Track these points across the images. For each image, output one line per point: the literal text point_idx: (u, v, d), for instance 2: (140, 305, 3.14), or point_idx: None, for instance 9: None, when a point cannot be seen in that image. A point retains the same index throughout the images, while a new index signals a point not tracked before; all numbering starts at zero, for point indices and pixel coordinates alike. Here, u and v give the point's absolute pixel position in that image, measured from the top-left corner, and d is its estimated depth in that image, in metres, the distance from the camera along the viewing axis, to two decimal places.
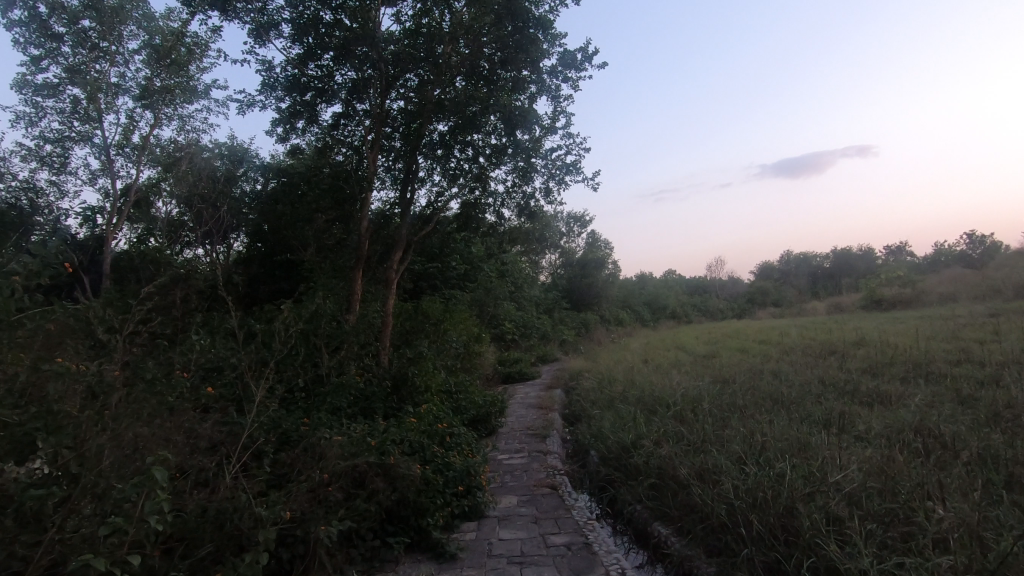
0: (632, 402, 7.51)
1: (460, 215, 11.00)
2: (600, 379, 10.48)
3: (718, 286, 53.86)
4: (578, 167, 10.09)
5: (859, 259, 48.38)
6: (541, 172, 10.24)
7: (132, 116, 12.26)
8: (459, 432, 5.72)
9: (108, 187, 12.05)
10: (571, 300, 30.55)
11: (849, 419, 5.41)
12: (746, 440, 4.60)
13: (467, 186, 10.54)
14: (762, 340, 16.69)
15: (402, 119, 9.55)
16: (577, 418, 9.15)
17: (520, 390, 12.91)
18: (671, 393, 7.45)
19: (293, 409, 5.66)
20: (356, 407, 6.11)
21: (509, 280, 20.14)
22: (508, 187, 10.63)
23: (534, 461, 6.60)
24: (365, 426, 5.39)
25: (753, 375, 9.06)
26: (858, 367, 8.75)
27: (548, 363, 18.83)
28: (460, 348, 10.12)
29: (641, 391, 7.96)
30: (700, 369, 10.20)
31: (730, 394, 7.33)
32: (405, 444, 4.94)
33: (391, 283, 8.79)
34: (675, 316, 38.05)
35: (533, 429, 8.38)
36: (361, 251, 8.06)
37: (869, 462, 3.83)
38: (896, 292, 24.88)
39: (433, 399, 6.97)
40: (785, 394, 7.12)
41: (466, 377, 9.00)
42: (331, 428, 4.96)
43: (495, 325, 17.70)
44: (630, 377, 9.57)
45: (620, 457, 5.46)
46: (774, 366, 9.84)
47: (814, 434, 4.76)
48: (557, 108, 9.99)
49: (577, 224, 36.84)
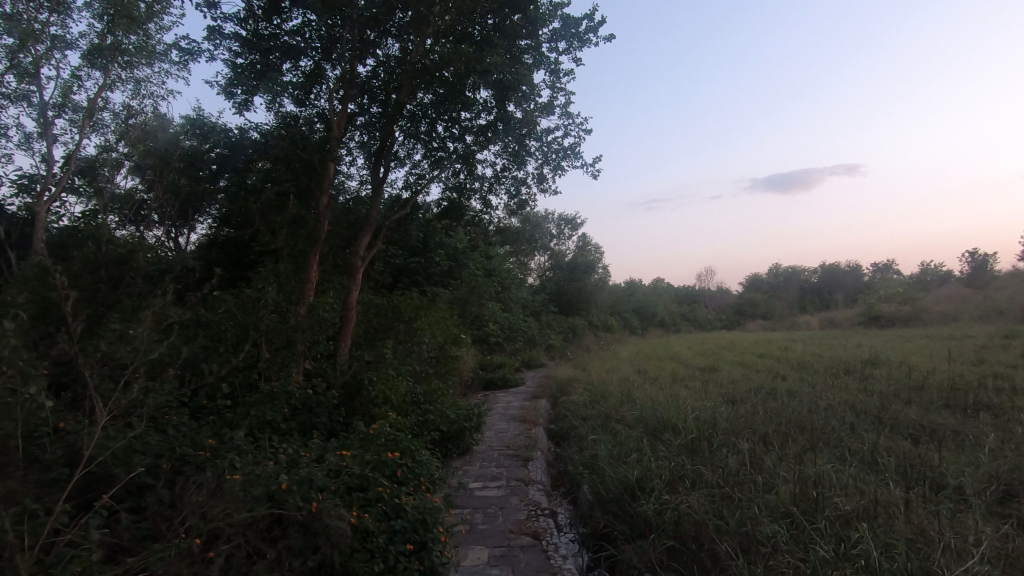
0: (633, 424, 6.37)
1: (442, 201, 9.80)
2: (591, 391, 9.33)
3: (708, 296, 53.17)
4: (576, 151, 8.91)
5: (849, 275, 47.89)
6: (535, 155, 9.04)
7: (77, 75, 10.85)
8: (420, 460, 4.53)
9: (47, 154, 10.67)
10: (559, 304, 29.43)
11: (910, 465, 4.33)
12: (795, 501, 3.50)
13: (450, 168, 9.33)
14: (762, 354, 15.69)
15: (380, 90, 8.35)
16: (564, 436, 8.01)
17: (501, 399, 11.70)
18: (678, 414, 6.31)
19: (210, 424, 4.44)
20: (295, 422, 4.91)
21: (495, 279, 18.96)
22: (496, 171, 9.43)
23: (514, 493, 5.39)
24: (297, 451, 4.19)
25: (767, 396, 7.96)
26: (886, 391, 7.70)
27: (533, 369, 17.62)
28: (435, 352, 8.93)
29: (642, 409, 6.83)
30: (703, 384, 9.11)
31: (747, 420, 6.23)
32: (344, 479, 3.76)
33: (356, 272, 7.58)
34: (663, 325, 37.11)
35: (514, 448, 7.20)
36: (320, 233, 6.83)
37: (991, 550, 2.70)
38: (896, 308, 24.07)
39: (396, 413, 5.79)
40: (813, 422, 6.03)
41: (439, 385, 7.81)
42: (246, 454, 3.76)
43: (478, 327, 16.50)
44: (627, 392, 8.44)
45: (624, 501, 4.30)
46: (787, 385, 8.76)
47: (880, 489, 3.66)
48: (557, 84, 8.83)
49: (568, 227, 35.76)
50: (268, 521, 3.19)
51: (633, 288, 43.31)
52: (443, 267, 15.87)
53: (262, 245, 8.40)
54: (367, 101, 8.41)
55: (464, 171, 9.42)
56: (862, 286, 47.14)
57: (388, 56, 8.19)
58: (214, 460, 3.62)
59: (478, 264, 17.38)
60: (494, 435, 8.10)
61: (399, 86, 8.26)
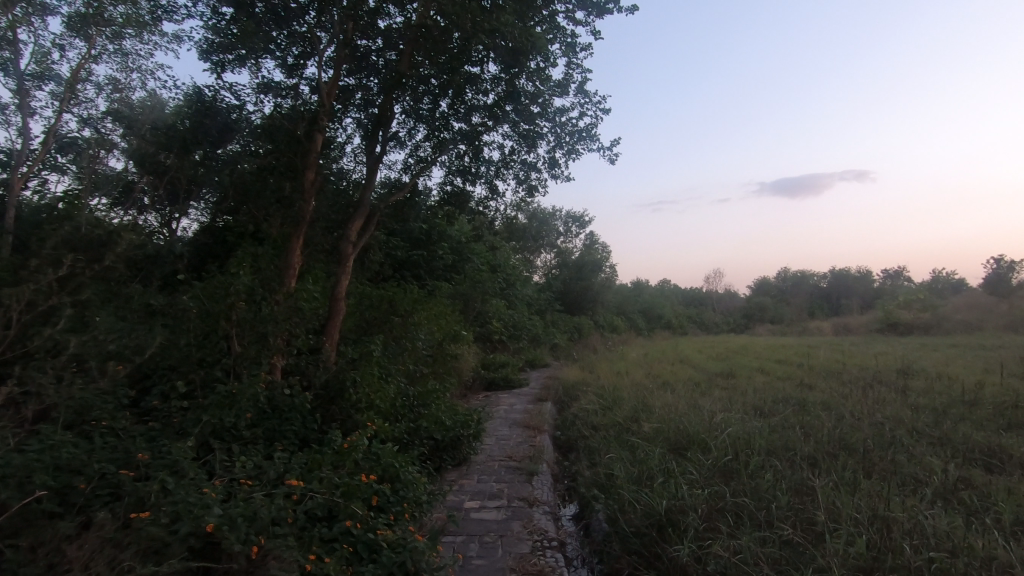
0: (653, 438, 5.61)
1: (445, 187, 9.08)
2: (601, 397, 8.57)
3: (716, 298, 52.30)
4: (592, 133, 8.14)
5: (861, 280, 46.88)
6: (547, 137, 8.27)
7: (58, 43, 10.18)
8: (405, 481, 3.81)
9: (24, 127, 9.97)
10: (564, 303, 28.68)
11: (999, 506, 3.57)
12: (879, 563, 2.74)
13: (455, 150, 8.59)
14: (779, 360, 14.89)
15: (380, 65, 7.71)
16: (572, 445, 7.28)
17: (503, 401, 10.94)
18: (706, 429, 5.55)
19: (157, 431, 3.74)
20: (261, 429, 4.20)
21: (499, 275, 18.24)
22: (504, 154, 8.67)
23: (516, 517, 4.64)
24: (255, 467, 3.48)
25: (797, 408, 7.17)
26: (931, 405, 6.92)
27: (537, 370, 16.86)
28: (433, 350, 8.21)
29: (663, 421, 6.05)
30: (724, 393, 8.32)
31: (782, 437, 5.48)
32: (305, 507, 3.04)
33: (346, 260, 6.86)
34: (670, 327, 36.33)
35: (516, 460, 6.47)
36: (305, 214, 6.10)
37: None
38: (916, 316, 23.16)
39: (384, 419, 5.06)
40: (860, 442, 5.28)
41: (435, 387, 7.07)
42: (186, 472, 3.04)
43: (480, 324, 15.74)
44: (642, 399, 7.66)
45: (652, 542, 3.55)
46: (818, 397, 7.97)
47: (981, 545, 2.91)
48: (573, 60, 8.06)
49: (575, 224, 35.04)
50: (202, 566, 2.50)
51: (639, 289, 42.35)
52: (445, 260, 15.09)
53: (247, 227, 7.64)
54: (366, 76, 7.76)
55: (469, 153, 8.68)
56: (874, 292, 46.20)
57: (390, 27, 7.51)
58: (143, 482, 2.90)
59: (481, 259, 16.59)
60: (494, 442, 7.36)
61: (401, 60, 7.57)
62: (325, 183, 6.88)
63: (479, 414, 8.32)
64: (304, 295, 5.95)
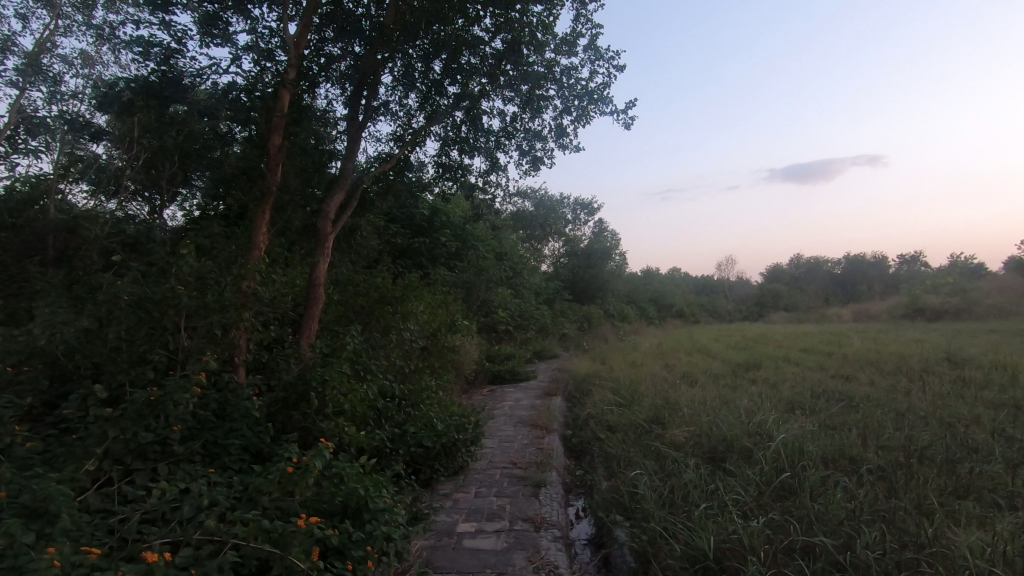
0: (683, 447, 4.72)
1: (441, 162, 8.20)
2: (617, 393, 7.69)
3: (729, 286, 51.11)
4: (605, 94, 7.22)
5: (878, 266, 45.46)
6: (553, 101, 7.34)
7: (21, 14, 9.39)
8: (372, 513, 2.97)
9: None
10: (573, 292, 27.75)
11: None
12: None
13: (451, 119, 7.73)
14: (804, 348, 13.91)
15: (365, 28, 6.87)
16: (586, 447, 6.42)
17: (508, 396, 10.09)
18: (748, 435, 4.66)
19: (55, 453, 2.93)
20: (199, 443, 3.38)
21: (505, 263, 17.37)
22: (506, 122, 7.76)
23: (519, 547, 3.79)
24: (170, 500, 2.66)
25: (845, 405, 6.24)
26: (1002, 400, 5.98)
27: (545, 361, 16.00)
28: (429, 342, 7.37)
29: (692, 424, 5.16)
30: (755, 387, 7.40)
31: (837, 441, 4.59)
32: (219, 564, 2.21)
33: (324, 240, 6.02)
34: (681, 316, 35.35)
35: (522, 468, 5.61)
36: (271, 184, 5.18)
37: None
38: (944, 300, 22.00)
39: (360, 426, 4.23)
40: (936, 449, 4.37)
41: (429, 385, 6.22)
42: (58, 519, 2.23)
43: (485, 314, 14.85)
44: (665, 396, 6.77)
45: None
46: (863, 390, 7.04)
47: None
48: (582, 13, 7.12)
49: (584, 212, 34.04)
50: None
51: (650, 277, 41.20)
52: (448, 247, 14.22)
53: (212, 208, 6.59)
54: (350, 42, 6.94)
55: (466, 123, 7.80)
56: (893, 277, 44.82)
57: None
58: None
59: (486, 245, 15.67)
60: (497, 446, 6.52)
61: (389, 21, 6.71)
62: (297, 153, 6.01)
63: (480, 412, 7.48)
64: (272, 279, 5.10)
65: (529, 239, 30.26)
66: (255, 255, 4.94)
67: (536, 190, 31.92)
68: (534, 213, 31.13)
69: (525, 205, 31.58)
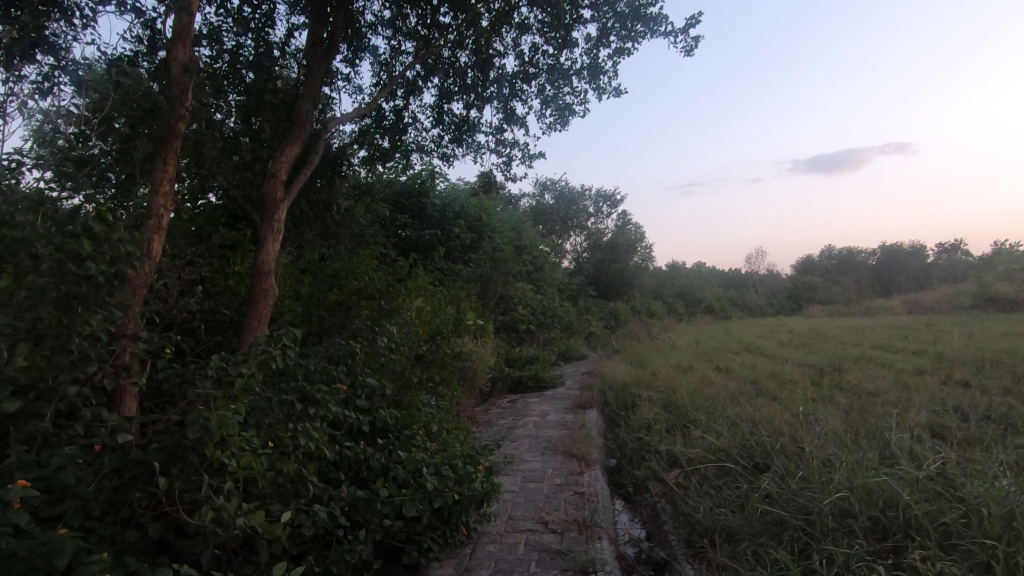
0: (831, 528, 2.87)
1: (441, 120, 6.42)
2: (676, 411, 5.88)
3: (759, 279, 48.56)
4: (656, 10, 5.49)
5: (923, 254, 42.49)
6: (588, 23, 5.58)
7: None
8: None
9: None
10: (597, 287, 25.82)
11: None
12: None
13: (453, 60, 6.04)
14: (877, 346, 11.88)
15: None
16: (644, 494, 4.62)
17: (532, 410, 8.33)
18: (941, 512, 2.78)
19: None
20: None
21: (525, 256, 15.62)
22: (524, 59, 5.96)
23: None
24: None
25: (1018, 433, 4.35)
26: None
27: (571, 364, 14.20)
28: (426, 348, 5.66)
29: (828, 476, 3.31)
30: (867, 404, 5.51)
31: None
32: None
33: (271, 209, 4.35)
34: (711, 311, 33.17)
35: (558, 534, 3.83)
36: (174, 119, 3.47)
37: None
38: (1019, 287, 19.53)
39: (279, 501, 2.53)
40: None
41: (425, 409, 4.48)
42: None
43: (504, 312, 12.83)
44: (752, 420, 4.94)
45: None
46: (1019, 406, 5.14)
47: None
48: None
49: (607, 204, 32.08)
50: None
51: (676, 271, 39.07)
52: (461, 238, 12.55)
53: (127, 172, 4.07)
54: None
55: (472, 63, 6.09)
56: (941, 265, 41.71)
57: None
58: None
59: (504, 237, 13.97)
60: (519, 490, 4.77)
61: None
62: (208, 88, 4.43)
63: (497, 439, 5.75)
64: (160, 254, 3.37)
65: (549, 233, 28.53)
66: (151, 225, 3.35)
67: (555, 181, 30.19)
68: (554, 206, 29.39)
69: (543, 198, 29.88)
